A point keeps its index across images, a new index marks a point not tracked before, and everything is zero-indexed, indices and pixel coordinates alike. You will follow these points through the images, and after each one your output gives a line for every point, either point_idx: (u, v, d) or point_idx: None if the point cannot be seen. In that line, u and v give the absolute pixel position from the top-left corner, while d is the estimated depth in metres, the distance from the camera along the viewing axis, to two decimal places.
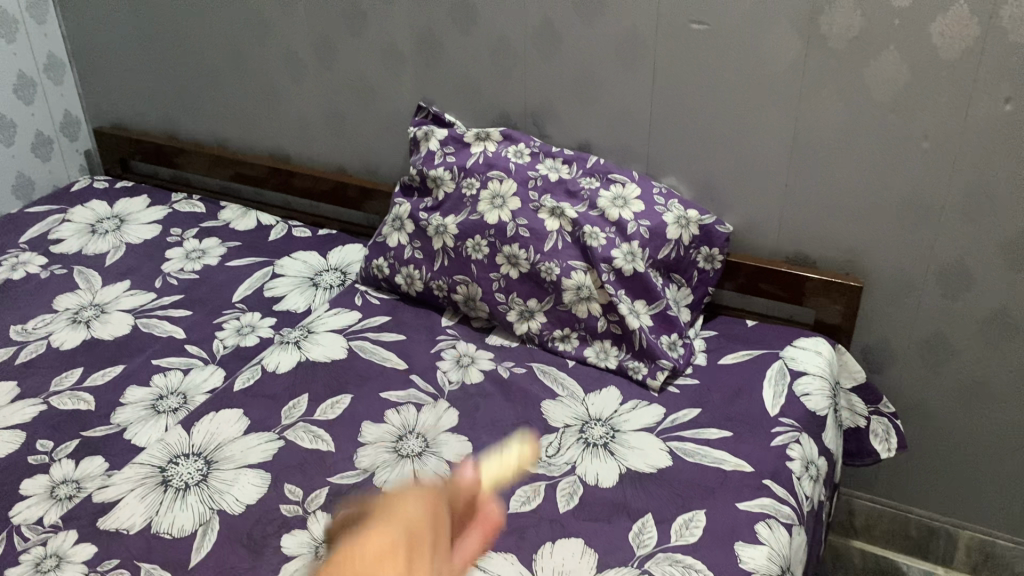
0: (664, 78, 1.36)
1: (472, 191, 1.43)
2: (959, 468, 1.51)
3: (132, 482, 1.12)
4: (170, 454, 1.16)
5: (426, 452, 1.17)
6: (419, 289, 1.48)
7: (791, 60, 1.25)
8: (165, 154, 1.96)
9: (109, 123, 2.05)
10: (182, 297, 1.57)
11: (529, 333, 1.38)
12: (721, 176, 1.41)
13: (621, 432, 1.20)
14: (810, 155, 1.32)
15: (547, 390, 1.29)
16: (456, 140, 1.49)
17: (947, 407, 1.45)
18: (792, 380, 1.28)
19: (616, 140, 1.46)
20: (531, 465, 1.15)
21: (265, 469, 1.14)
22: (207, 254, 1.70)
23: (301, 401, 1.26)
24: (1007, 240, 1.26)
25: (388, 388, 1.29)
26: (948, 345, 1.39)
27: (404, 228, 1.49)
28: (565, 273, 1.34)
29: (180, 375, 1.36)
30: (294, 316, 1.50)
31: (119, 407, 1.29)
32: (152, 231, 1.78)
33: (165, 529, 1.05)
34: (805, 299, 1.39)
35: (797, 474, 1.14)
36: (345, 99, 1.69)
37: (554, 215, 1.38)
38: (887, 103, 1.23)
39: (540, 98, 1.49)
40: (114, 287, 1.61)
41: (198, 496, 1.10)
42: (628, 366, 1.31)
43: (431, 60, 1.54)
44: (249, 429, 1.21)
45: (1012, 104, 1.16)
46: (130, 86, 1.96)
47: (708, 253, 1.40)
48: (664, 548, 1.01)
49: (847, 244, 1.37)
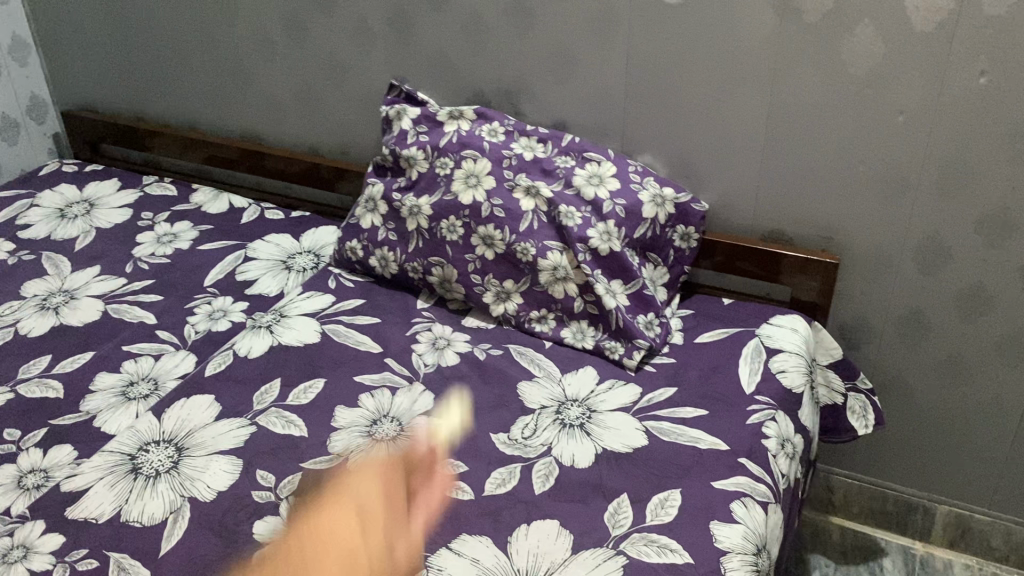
0: (638, 54, 1.34)
1: (446, 171, 1.41)
2: (936, 443, 1.51)
3: (101, 471, 1.10)
4: (140, 441, 1.15)
5: (400, 436, 1.16)
6: (394, 271, 1.46)
7: (765, 34, 1.24)
8: (135, 136, 1.92)
9: (77, 106, 2.01)
10: (153, 282, 1.55)
11: (506, 314, 1.37)
12: (697, 153, 1.39)
13: (597, 412, 1.19)
14: (786, 131, 1.30)
15: (523, 371, 1.28)
16: (429, 119, 1.47)
17: (923, 382, 1.45)
18: (768, 358, 1.27)
19: (591, 117, 1.45)
20: (507, 447, 1.14)
21: (237, 455, 1.13)
22: (178, 238, 1.68)
23: (273, 386, 1.25)
24: (983, 215, 1.25)
25: (361, 371, 1.28)
26: (925, 321, 1.39)
27: (378, 209, 1.47)
28: (541, 254, 1.33)
29: (151, 361, 1.34)
30: (266, 300, 1.48)
31: (88, 394, 1.27)
32: (122, 216, 1.75)
33: (135, 517, 1.04)
34: (782, 277, 1.39)
35: (773, 452, 1.13)
36: (315, 78, 1.66)
37: (529, 194, 1.36)
38: (862, 77, 1.21)
39: (513, 75, 1.46)
40: (84, 272, 1.58)
41: (169, 483, 1.08)
42: (605, 346, 1.30)
43: (403, 38, 1.52)
44: (221, 415, 1.19)
45: (986, 77, 1.15)
46: (98, 68, 1.92)
47: (684, 232, 1.39)
48: (640, 528, 1.00)
49: (824, 220, 1.36)
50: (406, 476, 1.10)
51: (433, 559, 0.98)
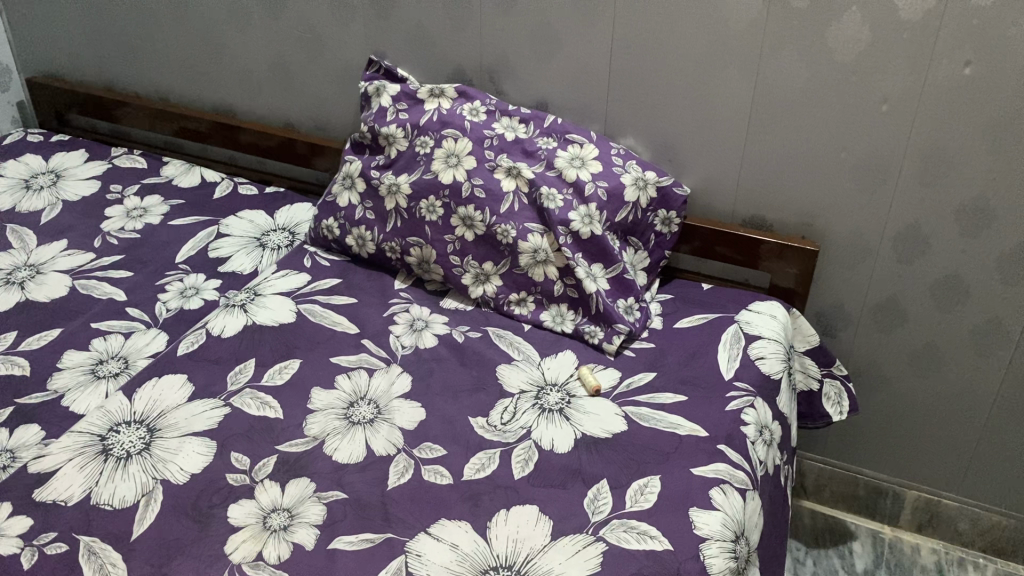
0: (623, 35, 1.33)
1: (426, 149, 1.39)
2: (908, 429, 1.53)
3: (70, 451, 1.07)
4: (110, 421, 1.12)
5: (377, 419, 1.14)
6: (371, 251, 1.44)
7: (752, 18, 1.23)
8: (104, 106, 1.87)
9: (43, 74, 1.95)
10: (123, 257, 1.51)
11: (484, 297, 1.36)
12: (680, 136, 1.38)
13: (577, 398, 1.19)
14: (769, 116, 1.30)
15: (502, 354, 1.27)
16: (409, 96, 1.44)
17: (898, 369, 1.47)
18: (747, 344, 1.28)
19: (574, 99, 1.43)
20: (485, 431, 1.13)
21: (210, 437, 1.10)
22: (149, 212, 1.64)
23: (248, 366, 1.23)
24: (961, 206, 1.26)
25: (338, 352, 1.26)
26: (903, 310, 1.40)
27: (355, 187, 1.45)
28: (521, 236, 1.31)
29: (121, 340, 1.31)
30: (240, 279, 1.45)
31: (55, 372, 1.24)
32: (90, 188, 1.70)
33: (105, 500, 1.01)
34: (761, 263, 1.39)
35: (751, 439, 1.14)
36: (292, 51, 1.62)
37: (510, 175, 1.34)
38: (848, 64, 1.21)
39: (495, 54, 1.44)
40: (50, 246, 1.53)
41: (140, 465, 1.06)
42: (584, 331, 1.29)
43: (383, 11, 1.49)
44: (194, 396, 1.17)
45: (971, 67, 1.15)
46: (65, 35, 1.86)
47: (665, 216, 1.39)
48: (619, 514, 1.00)
49: (805, 207, 1.36)
50: (384, 460, 1.08)
51: (412, 544, 0.97)
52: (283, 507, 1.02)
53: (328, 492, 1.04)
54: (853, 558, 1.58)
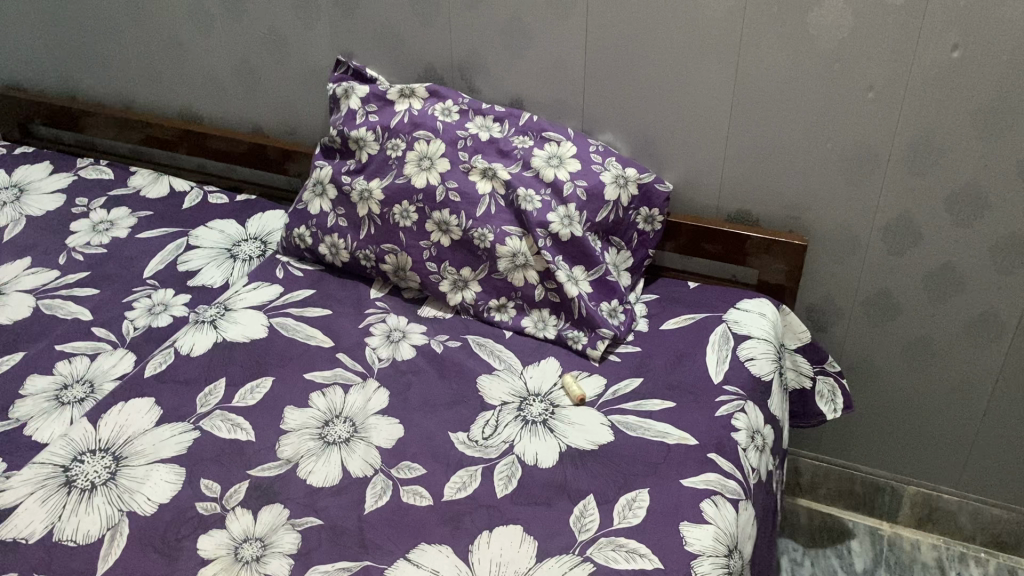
0: (596, 28, 1.28)
1: (398, 152, 1.33)
2: (908, 422, 1.49)
3: (32, 484, 1.02)
4: (74, 450, 1.07)
5: (352, 438, 1.10)
6: (345, 260, 1.39)
7: (729, 7, 1.18)
8: (68, 117, 1.81)
9: (6, 84, 1.89)
10: (89, 274, 1.46)
11: (463, 304, 1.31)
12: (660, 130, 1.34)
13: (561, 408, 1.14)
14: (751, 109, 1.25)
15: (483, 364, 1.22)
16: (378, 98, 1.39)
17: (892, 362, 1.43)
18: (736, 346, 1.23)
19: (549, 96, 1.38)
20: (466, 447, 1.09)
21: (179, 464, 1.06)
22: (116, 226, 1.58)
23: (217, 387, 1.18)
24: (952, 194, 1.22)
25: (312, 368, 1.21)
26: (896, 302, 1.36)
27: (326, 194, 1.39)
28: (498, 240, 1.26)
29: (86, 362, 1.25)
30: (210, 293, 1.40)
31: (19, 399, 1.19)
32: (55, 202, 1.65)
33: (69, 536, 0.96)
34: (748, 259, 1.35)
35: (742, 446, 1.10)
36: (256, 54, 1.56)
37: (486, 177, 1.29)
38: (831, 51, 1.16)
39: (466, 51, 1.39)
40: (13, 266, 1.48)
41: (105, 496, 1.01)
42: (567, 336, 1.25)
43: (348, 10, 1.43)
44: (161, 421, 1.12)
45: (959, 51, 1.10)
46: (24, 42, 1.80)
47: (648, 214, 1.34)
48: (607, 532, 0.96)
49: (791, 200, 1.32)
50: (360, 482, 1.04)
51: (391, 572, 0.92)
52: (256, 537, 0.97)
53: (302, 519, 0.99)
54: (852, 557, 1.54)
